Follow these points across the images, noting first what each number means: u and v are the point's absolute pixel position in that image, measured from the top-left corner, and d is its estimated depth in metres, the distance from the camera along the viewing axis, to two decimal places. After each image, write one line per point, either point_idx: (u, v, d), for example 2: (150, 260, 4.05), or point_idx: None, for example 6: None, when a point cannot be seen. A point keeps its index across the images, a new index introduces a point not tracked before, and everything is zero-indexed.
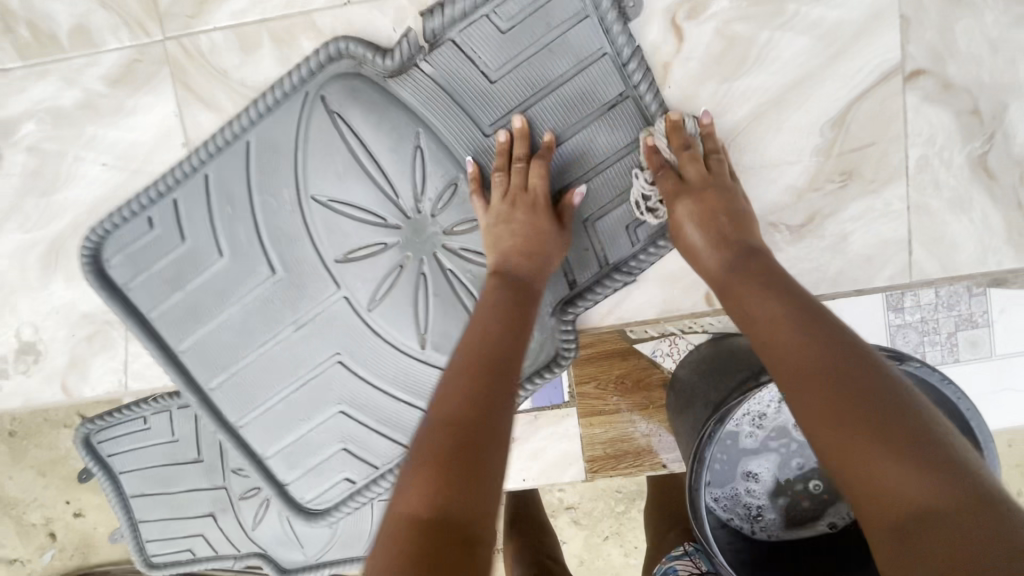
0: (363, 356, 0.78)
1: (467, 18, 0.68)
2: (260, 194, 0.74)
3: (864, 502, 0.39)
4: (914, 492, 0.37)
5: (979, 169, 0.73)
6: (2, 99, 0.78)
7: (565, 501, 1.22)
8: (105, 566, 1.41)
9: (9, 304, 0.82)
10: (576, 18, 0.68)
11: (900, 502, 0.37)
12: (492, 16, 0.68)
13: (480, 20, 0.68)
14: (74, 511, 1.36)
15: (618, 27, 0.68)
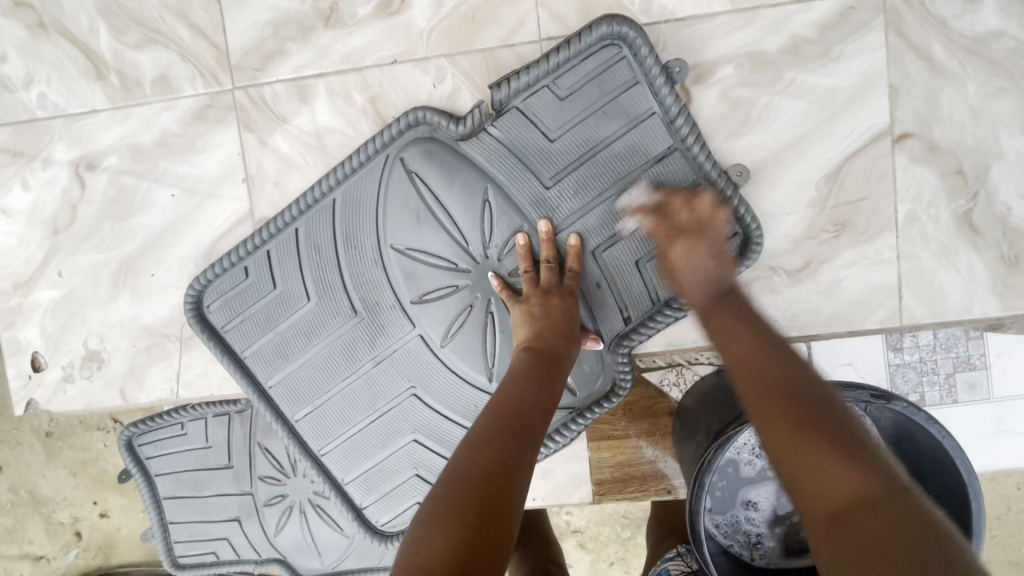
0: (436, 389, 0.85)
1: (530, 89, 0.79)
2: (345, 246, 0.83)
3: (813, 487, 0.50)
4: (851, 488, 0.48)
5: (965, 224, 0.79)
6: (90, 135, 0.89)
7: (572, 525, 1.26)
8: (124, 567, 1.49)
9: (80, 316, 0.92)
10: (627, 84, 0.77)
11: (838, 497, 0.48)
12: (552, 87, 0.79)
13: (541, 90, 0.79)
14: (100, 511, 1.45)
15: (665, 88, 0.77)
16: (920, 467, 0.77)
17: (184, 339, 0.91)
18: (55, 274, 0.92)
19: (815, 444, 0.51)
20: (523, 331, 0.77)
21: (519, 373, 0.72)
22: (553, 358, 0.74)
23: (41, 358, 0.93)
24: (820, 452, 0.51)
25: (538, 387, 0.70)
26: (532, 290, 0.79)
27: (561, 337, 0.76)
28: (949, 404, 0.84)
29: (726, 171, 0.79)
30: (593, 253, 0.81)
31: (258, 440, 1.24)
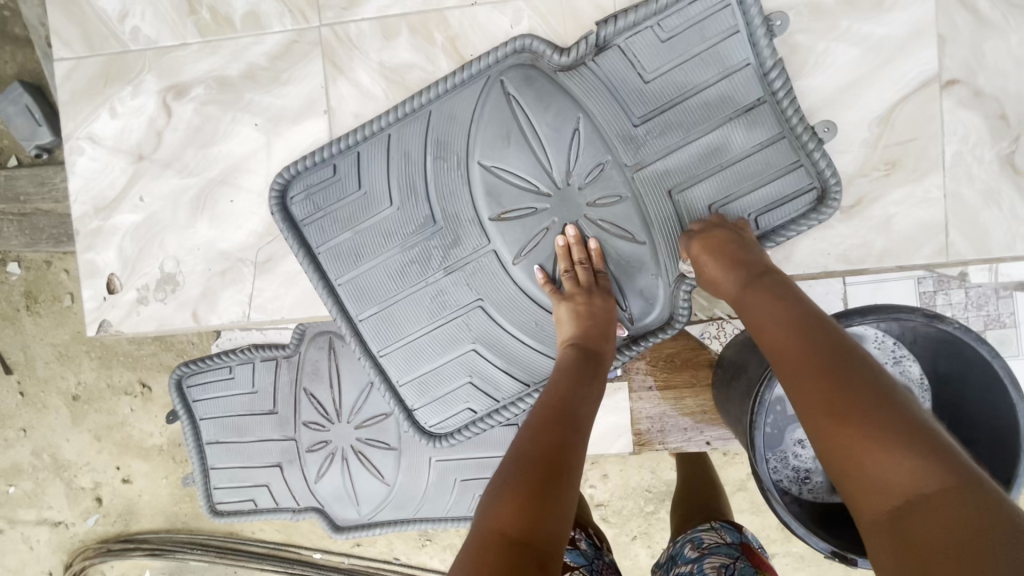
0: (502, 304, 0.91)
1: (634, 29, 0.85)
2: (435, 156, 0.89)
3: (869, 487, 0.49)
4: (907, 482, 0.46)
5: (1007, 165, 0.85)
6: (179, 66, 0.94)
7: (596, 498, 1.36)
8: (142, 534, 1.77)
9: (158, 240, 0.96)
10: (728, 33, 0.83)
11: (902, 491, 0.47)
12: (656, 28, 0.85)
13: (645, 30, 0.85)
14: (123, 476, 1.75)
15: (764, 42, 0.83)
16: (966, 401, 0.85)
17: (258, 263, 0.95)
18: (136, 199, 0.96)
19: (879, 440, 0.49)
20: (568, 325, 0.83)
21: (570, 368, 0.77)
22: (601, 354, 0.81)
23: (117, 280, 0.97)
24: (885, 447, 0.49)
25: (583, 378, 0.76)
26: (576, 289, 0.85)
27: (602, 328, 0.83)
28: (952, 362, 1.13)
29: (810, 126, 0.85)
30: (670, 194, 0.86)
31: (304, 385, 1.25)
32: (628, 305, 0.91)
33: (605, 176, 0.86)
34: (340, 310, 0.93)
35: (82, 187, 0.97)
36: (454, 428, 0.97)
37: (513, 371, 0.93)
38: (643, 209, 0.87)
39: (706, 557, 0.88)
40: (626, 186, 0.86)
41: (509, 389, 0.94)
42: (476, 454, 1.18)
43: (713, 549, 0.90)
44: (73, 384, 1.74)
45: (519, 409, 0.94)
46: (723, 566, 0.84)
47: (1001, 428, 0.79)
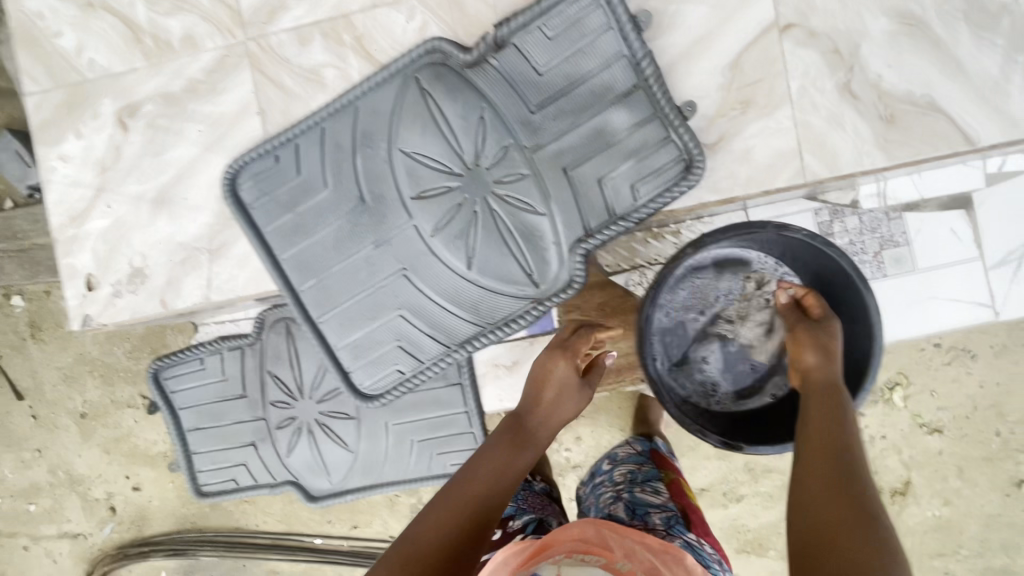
0: (423, 271, 1.04)
1: (526, 29, 0.98)
2: (362, 145, 1.03)
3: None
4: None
5: (846, 92, 0.97)
6: (130, 88, 1.09)
7: (571, 461, 1.41)
8: (156, 536, 1.97)
9: (126, 240, 1.10)
10: (603, 29, 0.95)
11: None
12: (542, 28, 0.97)
13: (534, 30, 0.97)
14: (134, 484, 1.94)
15: (634, 35, 0.94)
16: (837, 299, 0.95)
17: (212, 251, 1.08)
18: (104, 206, 1.10)
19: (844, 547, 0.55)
20: (556, 378, 1.09)
21: (513, 434, 1.02)
22: (536, 429, 1.05)
23: (94, 278, 1.11)
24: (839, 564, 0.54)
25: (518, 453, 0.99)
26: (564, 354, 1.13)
27: (562, 400, 1.08)
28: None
29: (676, 107, 0.96)
30: (565, 170, 0.99)
31: (269, 368, 1.39)
32: (533, 269, 1.02)
33: (509, 158, 1.00)
34: (286, 285, 1.06)
35: (57, 201, 1.11)
36: (385, 387, 1.09)
37: (435, 332, 1.06)
38: (542, 185, 1.00)
39: (618, 467, 1.15)
40: (527, 165, 1.00)
41: (431, 350, 1.07)
42: (427, 415, 1.37)
43: (626, 458, 1.17)
44: (80, 401, 1.93)
45: (439, 367, 1.07)
46: (629, 471, 1.12)
47: (860, 315, 0.91)
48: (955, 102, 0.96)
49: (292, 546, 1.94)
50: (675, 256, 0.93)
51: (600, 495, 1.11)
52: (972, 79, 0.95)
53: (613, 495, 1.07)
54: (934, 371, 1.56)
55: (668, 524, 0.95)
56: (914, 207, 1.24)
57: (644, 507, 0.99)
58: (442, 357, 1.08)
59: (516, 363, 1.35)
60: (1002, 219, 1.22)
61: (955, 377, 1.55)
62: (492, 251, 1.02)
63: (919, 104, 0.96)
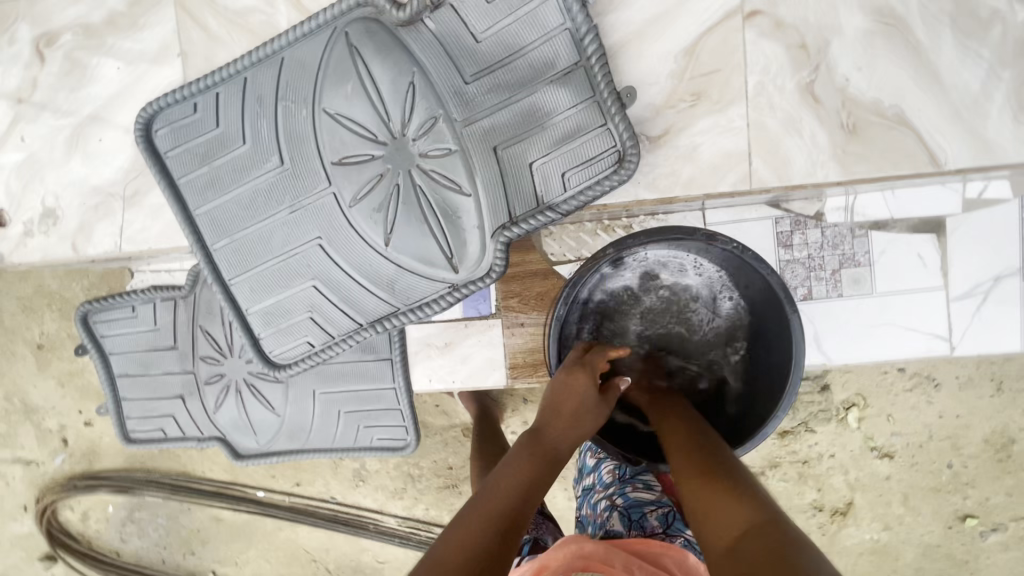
0: (339, 243, 0.98)
1: None
2: (284, 101, 0.96)
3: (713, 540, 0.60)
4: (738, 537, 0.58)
5: (807, 94, 0.88)
6: (49, 14, 1.02)
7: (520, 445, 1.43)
8: (103, 472, 2.00)
9: (39, 177, 1.05)
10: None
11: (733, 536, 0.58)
12: None
13: None
14: (84, 419, 1.96)
15: (578, 8, 0.86)
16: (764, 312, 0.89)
17: (127, 198, 1.04)
18: (18, 140, 1.05)
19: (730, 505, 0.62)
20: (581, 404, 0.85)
21: (530, 454, 0.80)
22: (556, 449, 0.82)
23: (6, 215, 1.07)
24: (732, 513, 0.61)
25: (536, 474, 0.77)
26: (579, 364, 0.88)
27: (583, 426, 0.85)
28: (802, 302, 1.21)
29: (616, 91, 0.89)
30: (496, 150, 0.91)
31: (200, 323, 1.36)
32: (454, 253, 0.96)
33: (436, 130, 0.92)
34: (198, 243, 1.01)
35: None
36: (296, 357, 1.07)
37: (348, 307, 1.01)
38: (469, 162, 0.92)
39: (604, 463, 0.96)
40: (455, 139, 0.92)
41: (344, 325, 1.04)
42: (356, 387, 1.34)
43: (612, 452, 0.97)
44: (36, 332, 1.93)
45: (350, 343, 1.05)
46: (617, 468, 0.93)
47: (784, 331, 0.85)
48: (926, 117, 0.87)
49: (234, 496, 1.96)
50: (595, 255, 0.87)
51: (591, 502, 0.92)
52: (950, 94, 0.86)
53: (603, 500, 0.88)
54: (894, 396, 1.50)
55: (667, 523, 0.81)
56: (882, 226, 1.16)
57: (639, 508, 0.83)
58: (355, 332, 1.05)
59: (451, 345, 1.32)
60: (973, 248, 1.15)
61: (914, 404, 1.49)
62: (411, 229, 0.95)
63: (887, 116, 0.87)
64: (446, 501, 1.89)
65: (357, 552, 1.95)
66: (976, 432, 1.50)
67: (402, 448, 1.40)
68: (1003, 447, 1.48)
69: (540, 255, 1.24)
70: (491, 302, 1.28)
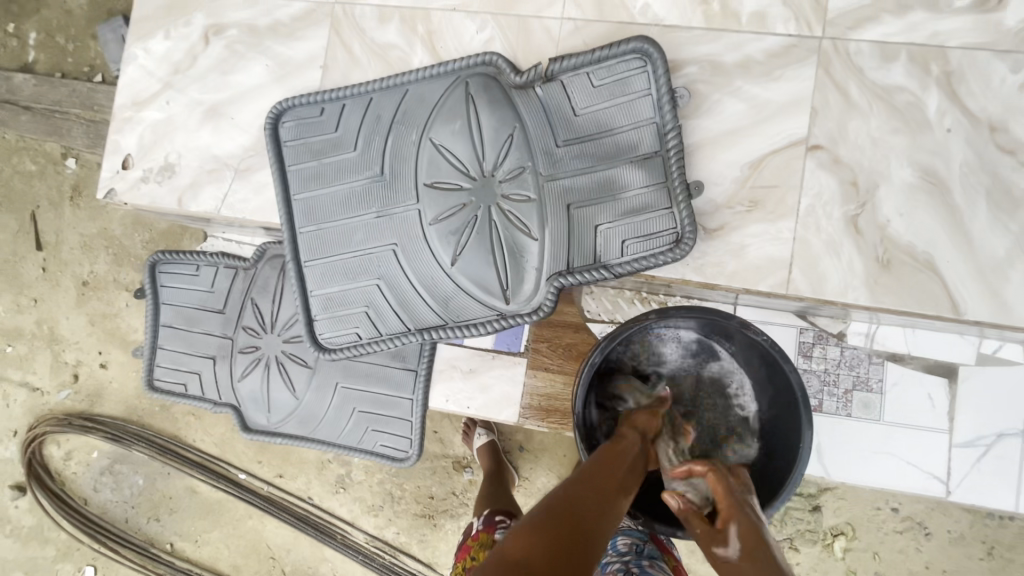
0: (411, 252, 1.09)
1: (576, 71, 1.04)
2: (398, 124, 1.11)
3: None
4: None
5: (851, 225, 0.99)
6: (223, 10, 1.20)
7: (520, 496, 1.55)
8: (102, 416, 2.04)
9: (170, 136, 1.20)
10: (642, 94, 1.02)
11: None
12: (590, 75, 1.03)
13: (582, 74, 1.04)
14: (102, 361, 2.04)
15: (668, 107, 1.00)
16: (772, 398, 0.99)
17: (239, 171, 1.18)
18: (163, 102, 1.21)
19: None
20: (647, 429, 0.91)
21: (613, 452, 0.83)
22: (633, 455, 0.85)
23: (131, 160, 1.21)
24: None
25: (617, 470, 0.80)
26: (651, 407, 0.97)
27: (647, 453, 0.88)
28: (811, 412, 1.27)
29: (686, 181, 1.00)
30: (569, 206, 1.04)
31: (252, 296, 1.47)
32: (509, 285, 1.06)
33: (522, 178, 1.05)
34: (288, 222, 1.13)
35: (127, 85, 1.23)
36: (341, 344, 1.15)
37: (401, 310, 1.11)
38: (543, 212, 1.04)
39: (619, 536, 0.98)
40: (536, 190, 1.04)
41: (393, 326, 1.12)
42: (375, 389, 1.41)
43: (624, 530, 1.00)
44: (88, 269, 2.06)
45: (394, 344, 1.13)
46: (635, 543, 0.95)
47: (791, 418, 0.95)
48: (953, 269, 0.97)
49: (217, 470, 1.98)
50: (639, 318, 0.95)
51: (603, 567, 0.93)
52: (977, 255, 0.96)
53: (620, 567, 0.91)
54: (882, 534, 1.54)
55: None
56: (898, 359, 1.24)
57: None
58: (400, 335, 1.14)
59: (474, 371, 1.39)
60: (982, 401, 1.21)
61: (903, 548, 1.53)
62: (477, 255, 1.06)
63: (917, 260, 0.97)
64: (419, 530, 1.88)
65: (317, 560, 1.93)
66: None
67: (402, 460, 1.44)
68: None
69: (578, 310, 1.34)
70: (521, 341, 1.37)
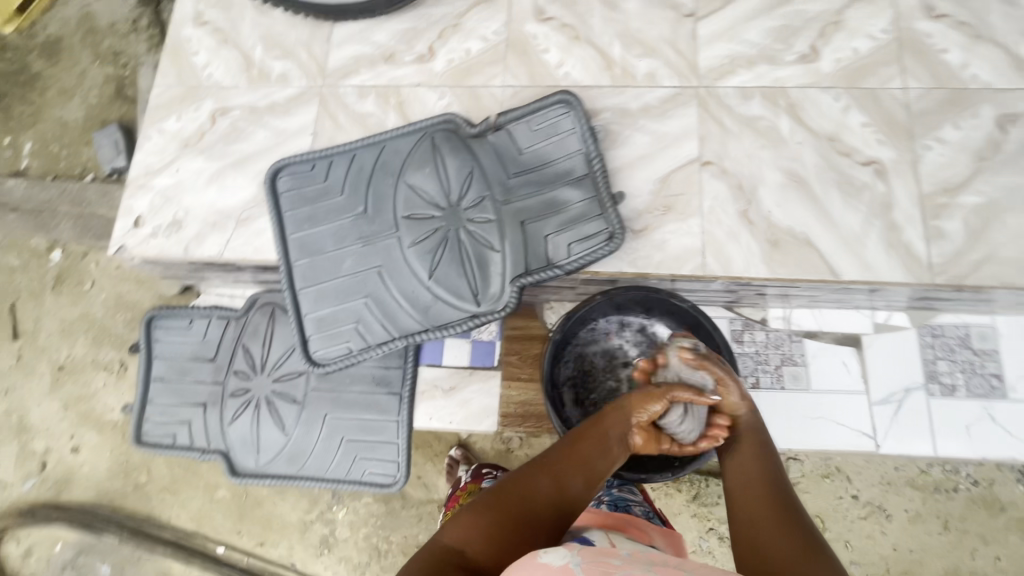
0: (393, 271, 1.29)
1: (518, 121, 1.33)
2: (378, 171, 1.35)
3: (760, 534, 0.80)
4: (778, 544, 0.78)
5: (744, 217, 1.26)
6: (229, 97, 1.46)
7: None
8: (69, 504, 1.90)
9: (179, 197, 1.40)
10: (571, 134, 1.31)
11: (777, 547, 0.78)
12: (530, 123, 1.33)
13: (523, 123, 1.33)
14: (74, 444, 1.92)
15: (591, 141, 1.29)
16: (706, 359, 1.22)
17: (240, 220, 1.38)
18: (173, 171, 1.42)
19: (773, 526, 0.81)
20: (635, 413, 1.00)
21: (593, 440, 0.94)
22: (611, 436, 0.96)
23: (142, 219, 1.40)
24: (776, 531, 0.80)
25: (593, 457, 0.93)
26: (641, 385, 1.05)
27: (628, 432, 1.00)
28: (752, 390, 1.45)
29: (612, 194, 1.27)
30: (522, 222, 1.27)
31: (243, 341, 1.58)
32: (479, 290, 1.26)
33: (483, 204, 1.29)
34: (284, 257, 1.32)
35: (142, 160, 1.44)
36: (332, 360, 1.30)
37: (386, 322, 1.28)
38: (502, 228, 1.27)
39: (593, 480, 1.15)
40: (494, 212, 1.28)
41: (379, 338, 1.29)
42: (362, 416, 1.51)
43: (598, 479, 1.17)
44: (64, 353, 1.98)
45: (381, 352, 1.28)
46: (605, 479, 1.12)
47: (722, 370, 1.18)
48: (826, 243, 1.23)
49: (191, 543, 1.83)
50: (589, 299, 1.20)
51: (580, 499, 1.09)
52: (841, 231, 1.24)
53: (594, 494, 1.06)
54: (849, 522, 1.65)
55: (648, 516, 0.99)
56: (812, 335, 1.46)
57: (626, 500, 1.02)
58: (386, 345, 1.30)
59: (454, 388, 1.53)
60: (885, 363, 1.43)
61: (870, 533, 1.64)
62: (450, 268, 1.27)
63: (798, 239, 1.24)
64: None
65: None
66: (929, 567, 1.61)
67: (390, 485, 1.50)
68: None
69: (542, 323, 1.53)
70: (494, 357, 1.54)
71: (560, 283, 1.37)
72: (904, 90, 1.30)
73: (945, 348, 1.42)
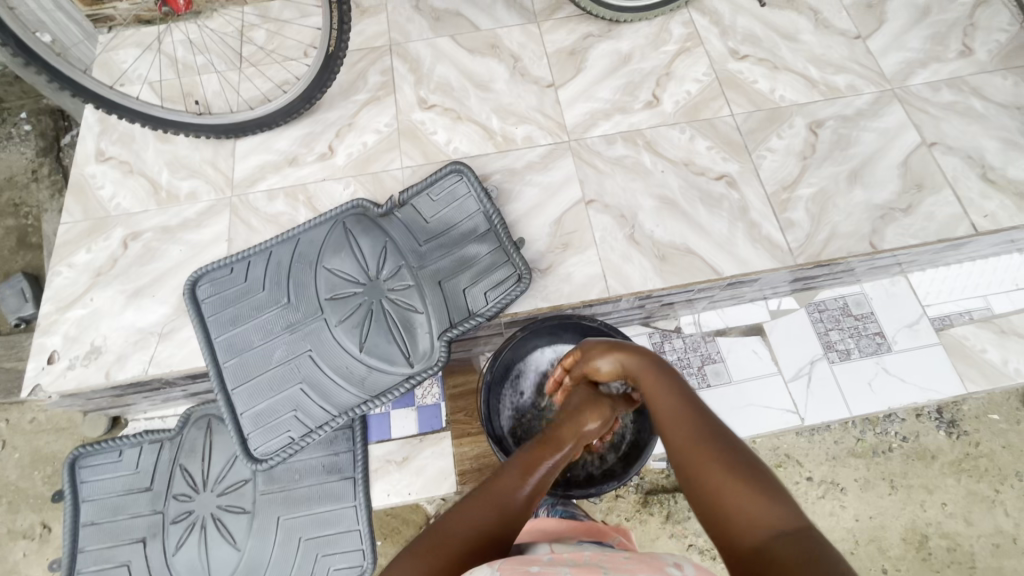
0: (324, 351, 1.33)
1: (420, 195, 1.47)
2: (295, 261, 1.41)
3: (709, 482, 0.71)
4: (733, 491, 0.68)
5: (632, 240, 1.44)
6: (139, 221, 1.51)
7: None
8: None
9: (95, 324, 1.40)
10: (469, 197, 1.46)
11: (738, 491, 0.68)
12: (431, 195, 1.47)
13: (424, 196, 1.47)
14: None
15: (487, 200, 1.44)
16: None
17: (163, 334, 1.39)
18: (88, 300, 1.43)
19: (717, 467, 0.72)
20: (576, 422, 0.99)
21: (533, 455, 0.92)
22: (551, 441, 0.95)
23: (56, 354, 1.37)
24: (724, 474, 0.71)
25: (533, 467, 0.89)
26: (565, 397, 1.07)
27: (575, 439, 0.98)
28: None
29: (515, 242, 1.40)
30: (439, 281, 1.37)
31: (180, 461, 1.52)
32: (409, 351, 1.33)
33: (401, 273, 1.38)
34: (212, 360, 1.33)
35: (52, 297, 1.44)
36: (274, 452, 1.29)
37: (324, 401, 1.31)
38: (421, 291, 1.36)
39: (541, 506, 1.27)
40: (412, 277, 1.37)
41: (320, 418, 1.31)
42: (317, 510, 1.47)
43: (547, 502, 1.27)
44: None
45: (324, 432, 1.30)
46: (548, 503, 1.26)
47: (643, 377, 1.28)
48: (703, 248, 1.42)
49: None
50: (511, 338, 1.28)
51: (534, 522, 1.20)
52: (713, 236, 1.43)
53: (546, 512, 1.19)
54: (811, 503, 1.61)
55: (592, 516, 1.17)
56: (722, 332, 1.62)
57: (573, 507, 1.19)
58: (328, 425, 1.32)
59: (408, 458, 1.53)
60: (788, 343, 1.59)
61: (830, 510, 1.60)
62: (379, 337, 1.33)
63: (680, 249, 1.42)
64: None
65: None
66: (893, 532, 1.59)
67: None
68: (921, 542, 1.57)
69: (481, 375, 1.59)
70: (441, 418, 1.56)
71: (486, 331, 1.47)
72: (733, 116, 1.58)
73: (832, 319, 1.61)
